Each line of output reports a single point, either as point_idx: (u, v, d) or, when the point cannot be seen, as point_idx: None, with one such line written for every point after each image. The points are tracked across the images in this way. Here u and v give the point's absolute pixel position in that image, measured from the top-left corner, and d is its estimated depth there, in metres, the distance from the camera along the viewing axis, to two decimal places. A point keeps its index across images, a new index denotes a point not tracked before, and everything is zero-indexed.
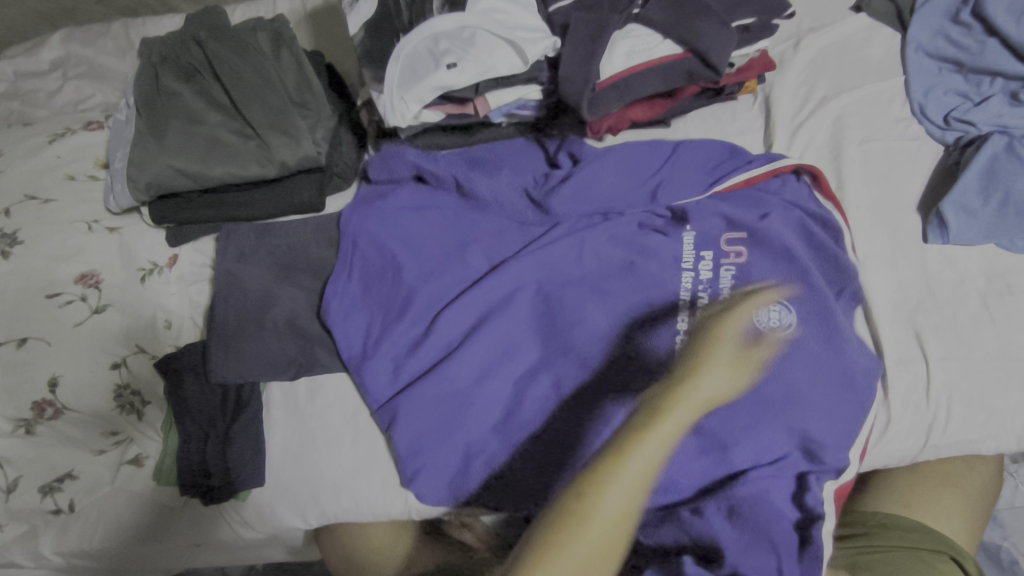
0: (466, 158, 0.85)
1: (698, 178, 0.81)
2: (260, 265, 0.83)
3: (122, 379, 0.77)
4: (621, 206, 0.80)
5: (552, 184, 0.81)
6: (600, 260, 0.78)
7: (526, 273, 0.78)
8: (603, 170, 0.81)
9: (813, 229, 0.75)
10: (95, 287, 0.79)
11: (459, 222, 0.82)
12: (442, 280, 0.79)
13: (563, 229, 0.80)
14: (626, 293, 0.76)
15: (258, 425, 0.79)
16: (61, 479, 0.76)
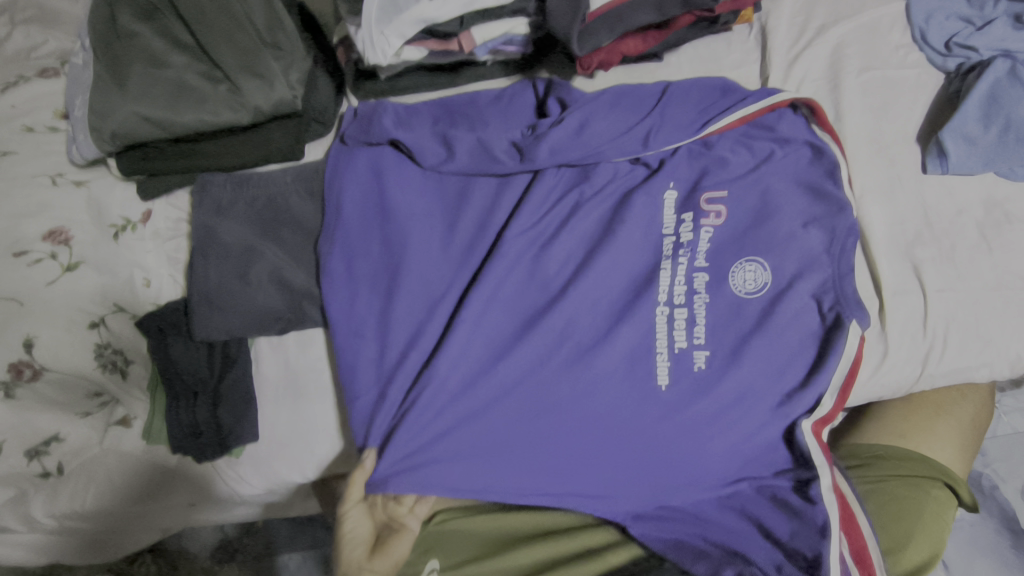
0: (450, 115, 0.82)
1: (691, 117, 0.76)
2: (239, 219, 0.79)
3: (102, 338, 0.75)
4: (617, 153, 0.76)
5: (538, 135, 0.76)
6: (585, 221, 0.75)
7: (517, 243, 0.74)
8: (594, 114, 0.76)
9: (805, 168, 0.74)
10: (66, 244, 0.75)
11: (443, 181, 0.80)
12: (422, 248, 0.76)
13: (548, 185, 0.77)
14: (613, 258, 0.73)
15: (247, 382, 0.78)
16: (48, 442, 0.75)
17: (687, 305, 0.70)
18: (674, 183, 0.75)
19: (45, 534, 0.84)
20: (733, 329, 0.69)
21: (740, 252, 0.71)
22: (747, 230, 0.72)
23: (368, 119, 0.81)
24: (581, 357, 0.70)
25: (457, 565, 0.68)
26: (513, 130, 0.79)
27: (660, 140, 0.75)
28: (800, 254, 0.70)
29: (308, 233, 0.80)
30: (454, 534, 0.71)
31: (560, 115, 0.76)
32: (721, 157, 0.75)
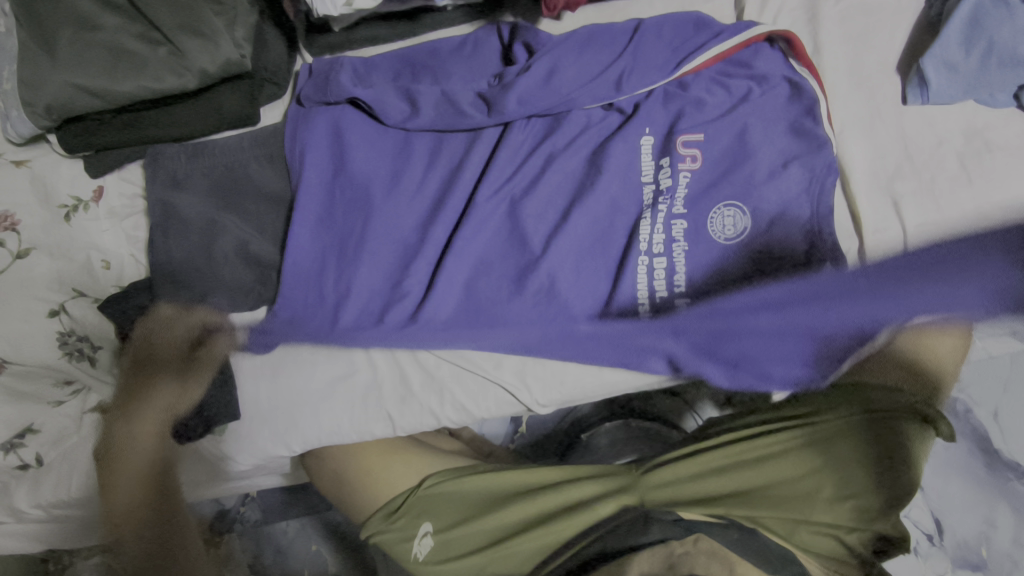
0: (412, 72, 0.78)
1: (664, 56, 0.73)
2: (197, 191, 0.76)
3: (65, 327, 0.73)
4: (590, 99, 0.72)
5: (504, 85, 0.72)
6: (556, 175, 0.73)
7: (491, 210, 0.72)
8: (564, 60, 0.72)
9: (783, 107, 0.72)
10: (13, 230, 0.72)
11: (408, 142, 0.76)
12: (388, 208, 0.73)
13: (517, 139, 0.74)
14: (587, 216, 0.72)
15: (224, 360, 0.76)
16: (22, 434, 0.74)
17: (664, 255, 0.71)
18: (649, 131, 0.73)
19: (36, 522, 0.83)
20: (710, 268, 0.70)
21: (717, 198, 0.70)
22: (717, 178, 0.71)
23: (322, 81, 0.77)
24: (565, 320, 0.71)
25: (450, 527, 0.68)
26: (480, 82, 0.76)
27: (633, 83, 0.72)
28: (779, 198, 0.69)
29: (269, 200, 0.77)
30: (445, 497, 0.71)
31: (528, 62, 0.73)
32: (694, 99, 0.73)
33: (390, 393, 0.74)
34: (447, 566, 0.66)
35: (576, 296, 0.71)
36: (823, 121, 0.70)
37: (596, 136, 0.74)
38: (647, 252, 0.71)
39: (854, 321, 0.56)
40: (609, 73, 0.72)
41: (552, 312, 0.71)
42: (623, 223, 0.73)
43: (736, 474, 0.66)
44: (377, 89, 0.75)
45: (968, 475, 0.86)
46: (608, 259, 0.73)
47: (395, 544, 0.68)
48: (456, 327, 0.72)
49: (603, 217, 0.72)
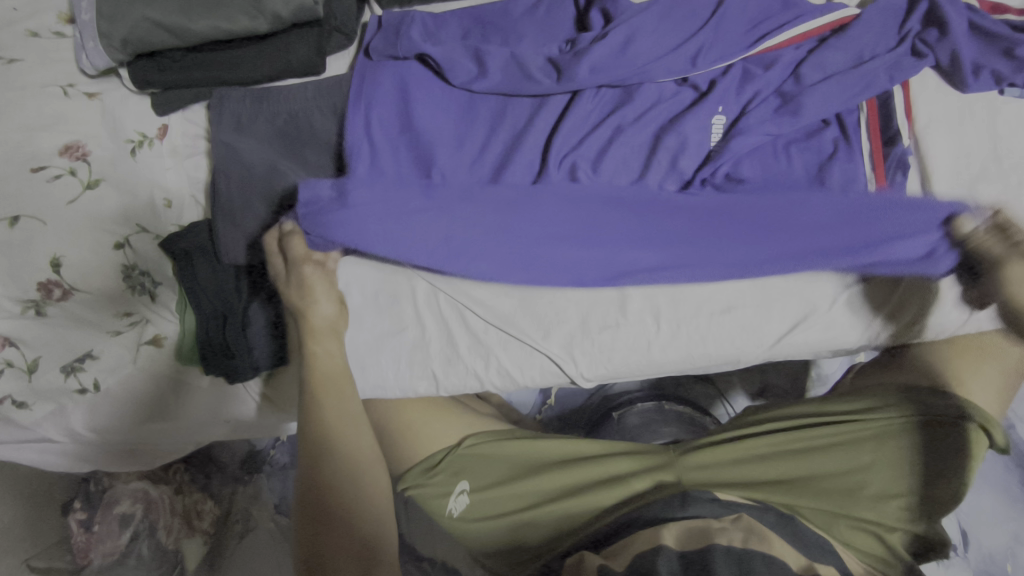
0: (486, 33, 0.77)
1: (739, 35, 0.72)
2: (259, 135, 0.76)
3: (129, 260, 0.72)
4: (661, 72, 0.71)
5: (577, 52, 0.71)
6: (625, 149, 0.71)
7: (558, 181, 0.71)
8: (642, 29, 0.70)
9: (859, 94, 0.71)
10: (84, 160, 0.71)
11: (474, 106, 0.75)
12: (453, 167, 0.72)
13: (582, 109, 0.72)
14: (655, 194, 0.71)
15: (278, 305, 0.77)
16: (82, 359, 0.75)
17: (731, 242, 0.70)
18: (723, 109, 0.71)
19: (82, 444, 0.87)
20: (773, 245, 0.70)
21: (778, 188, 0.71)
22: (788, 177, 0.71)
23: (392, 33, 0.75)
24: (622, 278, 0.72)
25: (486, 487, 0.70)
26: (552, 47, 0.75)
27: (710, 59, 0.71)
28: (847, 194, 0.69)
29: (330, 151, 0.77)
30: (482, 458, 0.72)
31: (603, 30, 0.71)
32: (764, 82, 0.71)
33: (443, 336, 0.77)
34: (478, 525, 0.68)
35: (638, 262, 0.71)
36: (897, 113, 0.71)
37: (675, 107, 0.72)
38: (709, 235, 0.70)
39: (805, 163, 0.71)
40: (683, 48, 0.70)
41: (609, 265, 0.71)
42: (713, 206, 0.70)
43: (782, 463, 0.66)
44: (449, 52, 0.74)
45: (993, 488, 0.95)
46: (693, 246, 0.70)
47: (432, 498, 0.70)
48: (515, 276, 0.72)
49: (683, 202, 0.70)
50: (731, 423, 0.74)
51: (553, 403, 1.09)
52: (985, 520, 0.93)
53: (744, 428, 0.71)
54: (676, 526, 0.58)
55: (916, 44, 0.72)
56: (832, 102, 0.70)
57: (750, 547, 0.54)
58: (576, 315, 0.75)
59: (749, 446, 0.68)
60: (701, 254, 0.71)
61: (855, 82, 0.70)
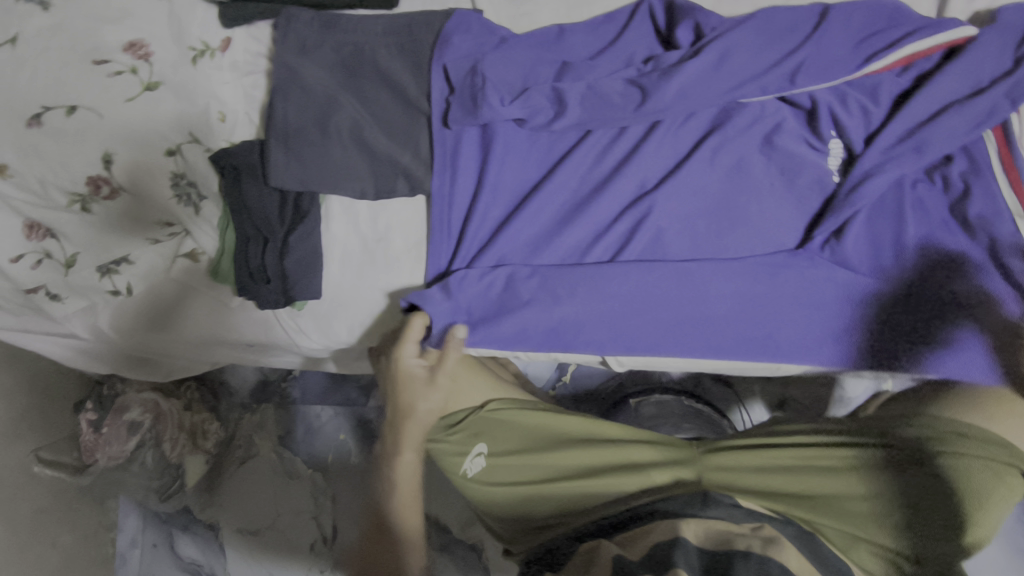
0: (580, 33, 0.74)
1: (842, 53, 0.67)
2: (323, 64, 0.75)
3: (178, 168, 0.71)
4: (756, 77, 0.67)
5: (663, 71, 0.69)
6: (710, 168, 0.70)
7: (629, 199, 0.72)
8: (737, 44, 0.67)
9: (967, 129, 0.65)
10: (146, 60, 0.69)
11: (552, 140, 0.74)
12: (524, 225, 0.72)
13: (668, 124, 0.71)
14: (730, 225, 0.69)
15: (316, 237, 0.75)
16: (118, 262, 0.75)
17: (808, 283, 0.67)
18: (837, 134, 0.69)
19: (106, 347, 0.88)
20: (842, 295, 0.67)
21: (870, 234, 0.67)
22: (873, 271, 0.66)
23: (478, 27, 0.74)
24: (687, 306, 0.69)
25: (504, 454, 0.70)
26: (638, 54, 0.73)
27: (809, 77, 0.67)
28: (937, 283, 0.65)
29: (393, 91, 0.74)
30: (504, 424, 0.72)
31: (696, 46, 0.68)
32: (858, 119, 0.68)
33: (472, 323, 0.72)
34: (491, 489, 0.69)
35: (702, 290, 0.68)
36: (994, 161, 0.66)
37: (760, 131, 0.69)
38: (783, 274, 0.67)
39: (894, 211, 0.67)
40: (783, 58, 0.67)
41: (665, 286, 0.69)
42: (793, 287, 0.67)
43: (805, 477, 0.64)
44: (523, 65, 0.72)
45: None
46: (764, 321, 0.67)
47: (450, 455, 0.72)
48: (562, 284, 0.70)
49: (765, 278, 0.67)
50: (758, 430, 0.72)
51: (568, 382, 1.09)
52: None
53: (773, 434, 0.69)
54: (697, 524, 0.56)
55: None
56: (933, 150, 0.66)
57: (768, 555, 0.52)
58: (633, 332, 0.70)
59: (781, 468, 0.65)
60: (771, 328, 0.67)
61: (956, 127, 0.65)
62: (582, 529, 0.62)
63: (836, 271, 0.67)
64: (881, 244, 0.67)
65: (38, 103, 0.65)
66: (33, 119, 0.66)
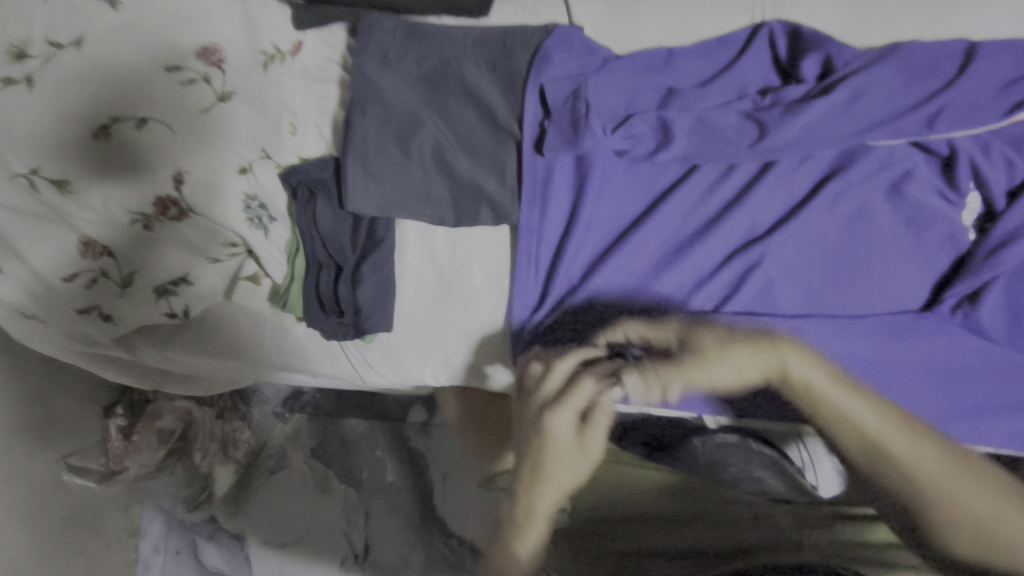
0: (690, 58, 0.68)
1: (987, 96, 0.61)
2: (404, 77, 0.68)
3: (251, 188, 0.66)
4: (890, 119, 0.62)
5: (785, 107, 0.63)
6: (831, 215, 0.64)
7: (738, 243, 0.65)
8: (873, 83, 0.62)
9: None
10: (220, 67, 0.63)
11: (654, 173, 0.68)
12: (620, 265, 0.65)
13: (787, 163, 0.65)
14: (850, 278, 0.63)
15: (389, 267, 0.69)
16: (177, 282, 0.69)
17: (937, 352, 0.60)
18: (975, 186, 0.63)
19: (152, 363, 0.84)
20: (979, 368, 0.59)
21: (1012, 301, 0.60)
22: (1010, 341, 0.60)
23: (582, 47, 0.68)
24: None
25: None
26: (755, 84, 0.67)
27: (950, 123, 0.61)
28: None
29: (480, 110, 0.68)
30: None
31: (824, 82, 0.63)
32: (1001, 171, 0.62)
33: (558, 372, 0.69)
34: None
35: None
36: None
37: (887, 178, 0.64)
38: (908, 340, 0.60)
39: None
40: (921, 100, 0.61)
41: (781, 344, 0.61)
42: (921, 353, 0.60)
43: None
44: (627, 90, 0.67)
45: None
46: None
47: None
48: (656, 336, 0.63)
49: (890, 339, 0.60)
50: None
51: None
52: None
53: None
54: None
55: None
56: None
57: None
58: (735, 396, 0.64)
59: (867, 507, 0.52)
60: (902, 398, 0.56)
61: None
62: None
63: (970, 340, 0.60)
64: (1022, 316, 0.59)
65: (108, 113, 0.59)
66: (100, 130, 0.60)
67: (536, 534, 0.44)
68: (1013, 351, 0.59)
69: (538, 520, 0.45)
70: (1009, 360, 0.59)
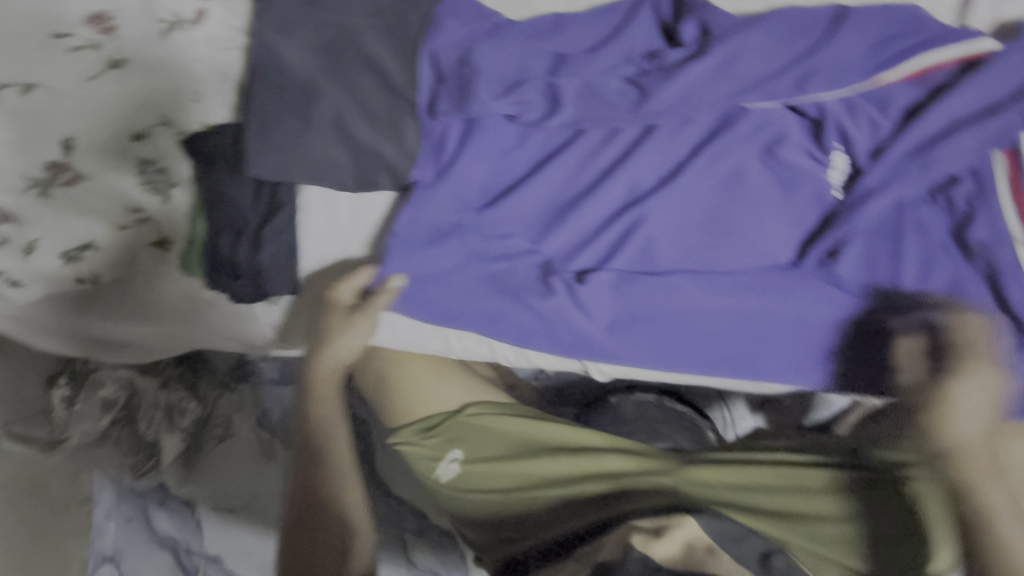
0: (581, 20, 0.70)
1: (855, 60, 0.64)
2: (302, 44, 0.67)
3: (145, 153, 0.69)
4: (763, 82, 0.64)
5: (665, 71, 0.66)
6: (711, 176, 0.67)
7: (620, 203, 0.69)
8: (747, 47, 0.64)
9: (977, 149, 0.62)
10: (110, 34, 0.64)
11: (546, 137, 0.70)
12: (511, 220, 0.70)
13: (671, 125, 0.67)
14: (727, 237, 0.66)
15: (290, 232, 0.72)
16: (83, 249, 0.72)
17: (795, 302, 0.65)
18: (842, 146, 0.67)
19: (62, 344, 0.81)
20: (833, 315, 0.65)
21: (869, 257, 0.65)
22: (865, 293, 0.65)
23: (475, 16, 0.70)
24: (673, 310, 0.67)
25: (480, 459, 0.68)
26: (641, 47, 0.69)
27: (817, 85, 0.63)
28: (930, 311, 0.64)
29: (379, 77, 0.68)
30: (480, 429, 0.70)
31: (702, 45, 0.65)
32: (862, 131, 0.66)
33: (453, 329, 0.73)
34: (465, 496, 0.67)
35: (685, 300, 0.67)
36: (999, 182, 0.63)
37: (761, 140, 0.67)
38: (775, 291, 0.65)
39: (892, 235, 0.65)
40: (792, 63, 0.64)
41: (650, 289, 0.67)
42: (783, 308, 0.65)
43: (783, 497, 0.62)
44: (519, 54, 0.68)
45: None
46: (748, 337, 0.66)
47: (422, 459, 0.70)
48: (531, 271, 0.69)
49: (755, 295, 0.65)
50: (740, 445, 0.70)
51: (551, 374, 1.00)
52: None
53: (751, 456, 0.67)
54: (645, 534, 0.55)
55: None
56: (938, 172, 0.63)
57: None
58: (626, 349, 0.68)
59: (775, 452, 0.68)
60: (757, 350, 0.66)
61: (978, 148, 0.62)
62: (550, 545, 0.61)
63: (830, 292, 0.65)
64: (868, 276, 0.65)
65: None
66: None
67: (338, 468, 0.63)
68: (869, 303, 0.64)
69: (336, 460, 0.63)
70: (861, 307, 0.65)
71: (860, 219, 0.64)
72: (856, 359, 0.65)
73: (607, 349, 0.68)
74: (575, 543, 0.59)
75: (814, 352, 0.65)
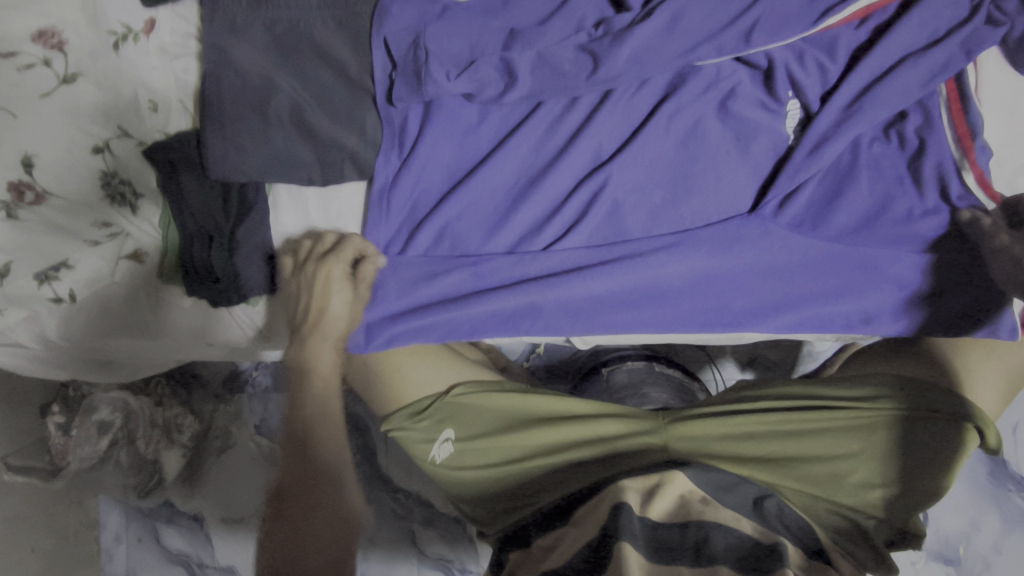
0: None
1: (798, 8, 0.65)
2: (255, 43, 0.66)
3: (108, 166, 0.69)
4: (712, 38, 0.65)
5: (615, 35, 0.65)
6: (671, 135, 0.68)
7: (582, 170, 0.70)
8: (692, 3, 0.64)
9: (921, 83, 0.66)
10: (60, 50, 0.64)
11: (504, 113, 0.71)
12: (477, 198, 0.70)
13: (624, 89, 0.69)
14: (691, 194, 0.68)
15: (262, 231, 0.72)
16: (57, 267, 0.72)
17: (761, 250, 0.66)
18: (794, 94, 0.69)
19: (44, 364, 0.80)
20: (803, 258, 0.66)
21: (825, 198, 0.68)
22: (831, 234, 0.66)
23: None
24: (642, 268, 0.67)
25: (472, 438, 0.69)
26: (590, 14, 0.67)
27: (763, 37, 0.64)
28: (894, 244, 0.66)
29: (333, 69, 0.67)
30: (469, 407, 0.71)
31: (649, 7, 0.65)
32: (811, 79, 0.67)
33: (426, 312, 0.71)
34: (461, 473, 0.68)
35: (654, 257, 0.67)
36: (942, 113, 0.68)
37: (715, 97, 0.68)
38: (739, 240, 0.67)
39: (844, 175, 0.68)
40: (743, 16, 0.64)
41: (618, 250, 0.68)
42: (747, 258, 0.66)
43: (770, 441, 0.63)
44: (469, 34, 0.66)
45: (969, 481, 0.90)
46: (714, 289, 0.67)
47: (416, 443, 0.70)
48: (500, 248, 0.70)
49: (721, 248, 0.67)
50: (727, 396, 0.70)
51: (543, 352, 1.00)
52: (953, 507, 0.89)
53: (741, 402, 0.68)
54: (638, 489, 0.55)
55: (990, 13, 0.65)
56: (883, 111, 0.66)
57: (706, 517, 0.53)
58: (603, 312, 0.68)
59: (757, 390, 0.70)
60: (725, 301, 0.67)
61: (924, 83, 0.66)
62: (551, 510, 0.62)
63: (791, 236, 0.66)
64: (822, 215, 0.67)
65: None
66: None
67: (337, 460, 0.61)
68: (838, 244, 0.66)
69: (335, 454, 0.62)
70: (822, 249, 0.66)
71: (810, 162, 0.67)
72: (827, 301, 0.66)
73: (583, 317, 0.68)
74: (568, 508, 0.60)
75: (782, 295, 0.66)
